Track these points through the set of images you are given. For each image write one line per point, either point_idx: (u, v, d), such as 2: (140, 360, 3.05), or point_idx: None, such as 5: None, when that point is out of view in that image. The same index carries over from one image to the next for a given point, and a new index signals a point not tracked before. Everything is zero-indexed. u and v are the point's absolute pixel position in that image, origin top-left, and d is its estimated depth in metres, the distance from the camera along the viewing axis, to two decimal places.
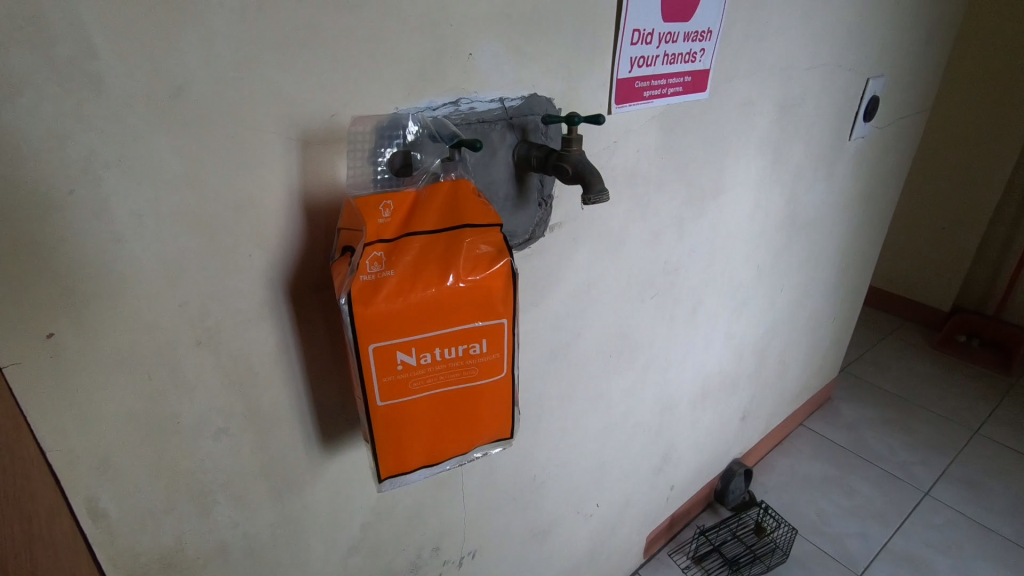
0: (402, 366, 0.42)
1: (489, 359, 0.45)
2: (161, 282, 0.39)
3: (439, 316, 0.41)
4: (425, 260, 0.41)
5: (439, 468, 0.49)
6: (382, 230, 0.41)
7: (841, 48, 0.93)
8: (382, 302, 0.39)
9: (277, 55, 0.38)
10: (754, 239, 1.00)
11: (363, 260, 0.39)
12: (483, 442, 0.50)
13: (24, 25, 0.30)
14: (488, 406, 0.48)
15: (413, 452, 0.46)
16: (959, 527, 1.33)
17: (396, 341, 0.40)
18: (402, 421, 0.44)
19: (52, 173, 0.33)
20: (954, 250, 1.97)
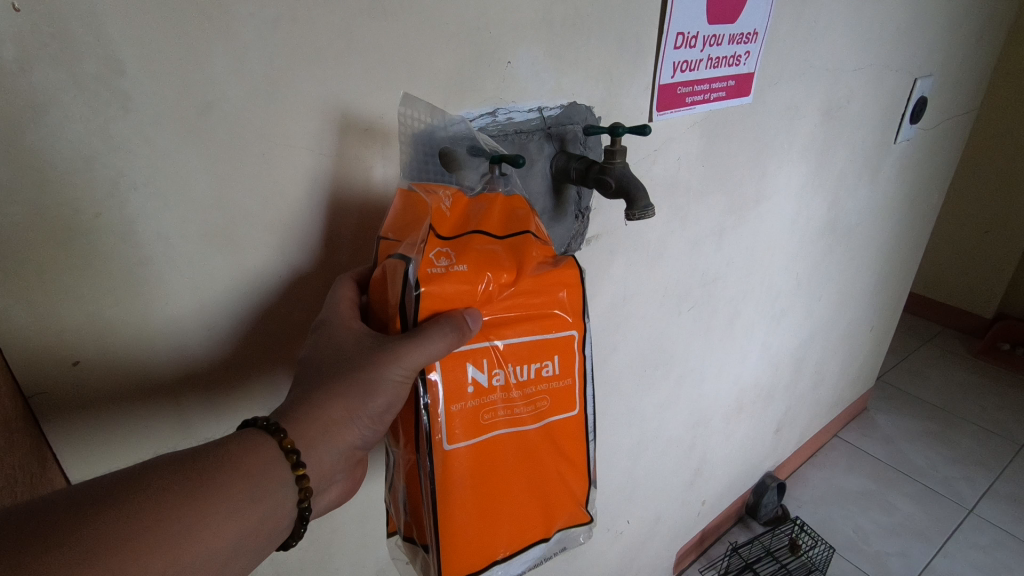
0: (472, 388, 0.38)
1: (565, 380, 0.42)
2: (193, 303, 0.37)
3: (510, 320, 0.39)
4: (493, 259, 0.38)
5: (514, 534, 0.42)
6: (442, 224, 0.38)
7: (890, 47, 0.89)
8: (448, 300, 0.36)
9: (310, 66, 0.36)
10: (795, 246, 0.96)
11: (430, 253, 0.36)
12: (561, 493, 0.44)
13: (49, 42, 0.28)
14: (563, 447, 0.44)
15: (484, 512, 0.40)
16: (1007, 548, 1.27)
17: (468, 348, 0.37)
18: (474, 464, 0.39)
19: (77, 197, 0.31)
20: (999, 255, 1.89)
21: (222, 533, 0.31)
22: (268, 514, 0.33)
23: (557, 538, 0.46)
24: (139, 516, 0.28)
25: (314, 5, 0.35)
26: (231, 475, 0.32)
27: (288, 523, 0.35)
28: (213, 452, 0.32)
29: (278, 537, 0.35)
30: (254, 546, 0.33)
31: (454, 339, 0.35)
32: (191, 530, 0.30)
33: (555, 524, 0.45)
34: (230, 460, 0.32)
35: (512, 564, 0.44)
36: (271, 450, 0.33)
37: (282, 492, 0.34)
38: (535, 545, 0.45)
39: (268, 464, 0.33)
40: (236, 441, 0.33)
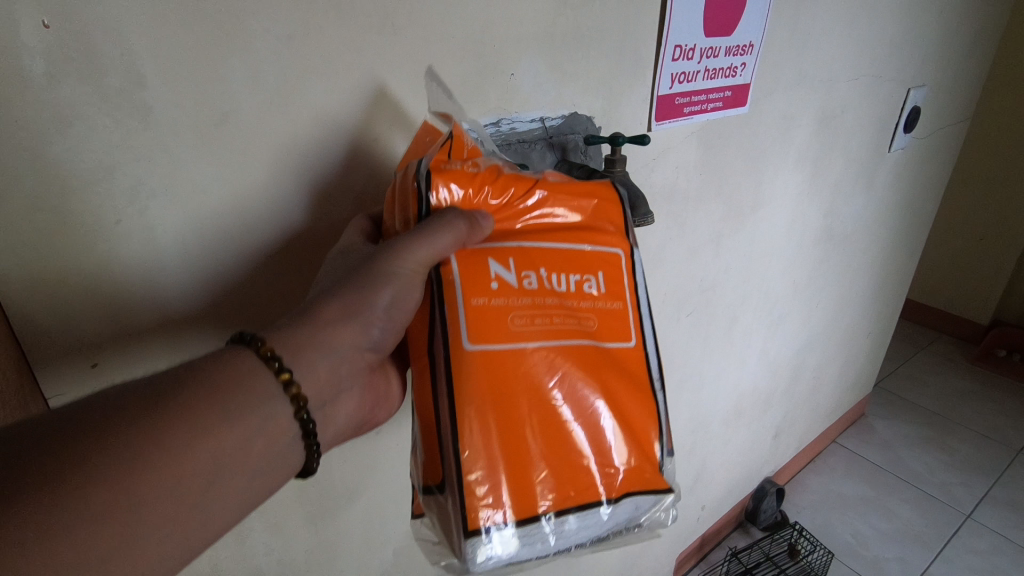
0: (499, 285, 0.35)
1: (608, 302, 0.39)
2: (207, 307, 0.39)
3: (538, 230, 0.38)
4: (516, 176, 0.38)
5: (567, 482, 0.36)
6: (463, 145, 0.39)
7: (883, 57, 0.91)
8: (464, 201, 0.36)
9: (320, 79, 0.38)
10: (792, 253, 0.97)
11: (446, 157, 0.37)
12: (620, 443, 0.38)
13: (76, 57, 0.29)
14: (623, 383, 0.39)
15: (519, 446, 0.35)
16: (1005, 553, 1.27)
17: (490, 246, 0.36)
18: (512, 377, 0.35)
19: (99, 204, 0.32)
20: (994, 262, 1.91)
21: (200, 455, 0.29)
22: (254, 433, 0.31)
23: (626, 509, 0.38)
24: (94, 445, 0.27)
25: (326, 19, 0.36)
26: (211, 391, 0.30)
27: (292, 439, 0.33)
28: (177, 373, 0.30)
29: (285, 458, 0.33)
30: (252, 466, 0.32)
31: (467, 218, 0.34)
32: (160, 457, 0.28)
33: (617, 485, 0.38)
34: (196, 379, 0.30)
35: (563, 527, 0.36)
36: (249, 363, 0.32)
37: (270, 407, 0.32)
38: (595, 507, 0.37)
39: (252, 381, 0.32)
40: (218, 357, 0.32)
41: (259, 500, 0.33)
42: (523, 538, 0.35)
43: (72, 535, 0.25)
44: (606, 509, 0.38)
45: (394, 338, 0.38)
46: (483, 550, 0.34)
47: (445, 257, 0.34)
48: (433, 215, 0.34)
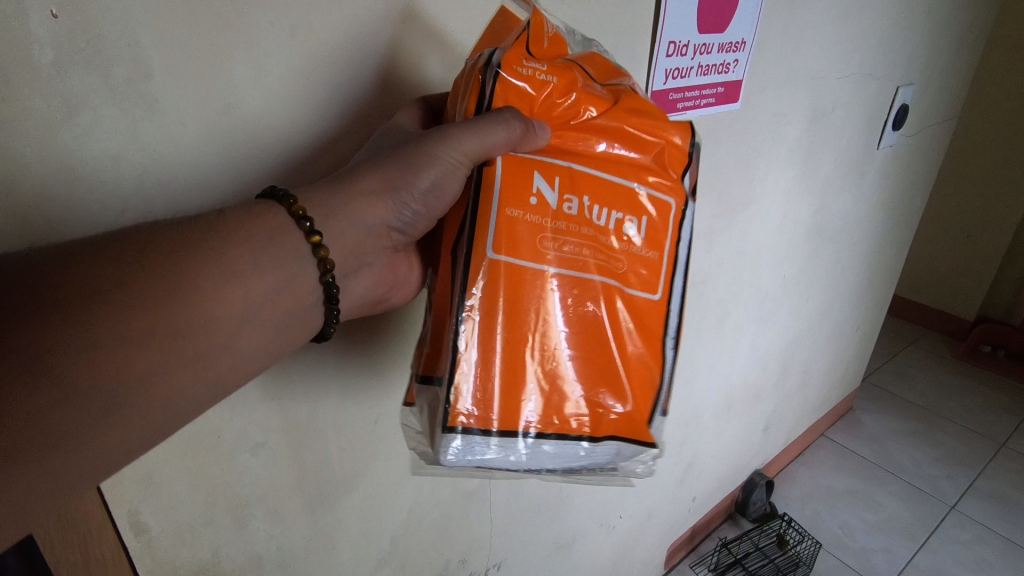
0: (535, 202, 0.37)
1: (646, 248, 0.40)
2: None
3: (596, 153, 0.39)
4: (589, 89, 0.39)
5: (559, 406, 0.39)
6: (542, 45, 0.39)
7: (873, 57, 0.92)
8: (528, 106, 0.38)
9: (322, 71, 0.38)
10: (782, 249, 0.99)
11: (522, 54, 0.38)
12: (615, 381, 0.40)
13: (85, 47, 0.30)
14: (634, 328, 0.41)
15: (517, 362, 0.38)
16: (988, 543, 1.30)
17: (541, 161, 0.38)
18: (521, 291, 0.37)
19: (105, 193, 0.33)
20: (980, 259, 1.94)
21: (230, 296, 0.34)
22: (280, 285, 0.36)
23: (606, 450, 0.41)
24: (136, 275, 0.31)
25: (328, 12, 0.37)
26: (243, 241, 0.35)
27: (313, 300, 0.38)
28: (213, 219, 0.34)
29: (309, 316, 0.38)
30: (278, 317, 0.36)
31: (520, 123, 0.36)
32: (195, 288, 0.33)
33: (605, 426, 0.40)
34: (231, 228, 0.34)
35: (537, 450, 0.39)
36: (281, 219, 0.36)
37: (297, 266, 0.36)
38: (572, 440, 0.40)
39: (283, 240, 0.36)
40: (252, 210, 0.35)
41: (282, 354, 0.37)
42: (497, 450, 0.38)
43: (111, 341, 0.30)
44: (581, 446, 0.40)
45: (423, 225, 0.41)
46: (445, 445, 0.37)
47: (493, 157, 0.37)
48: (496, 112, 0.36)
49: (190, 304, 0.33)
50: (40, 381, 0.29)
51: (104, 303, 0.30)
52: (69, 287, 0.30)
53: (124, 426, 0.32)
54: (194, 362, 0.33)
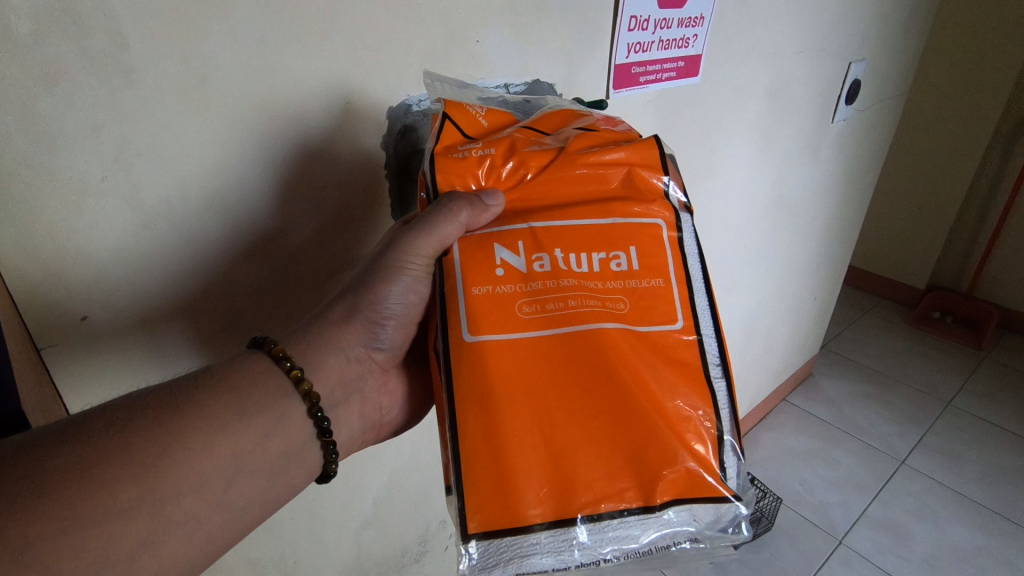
0: (502, 272, 0.41)
1: (640, 277, 0.42)
2: (197, 296, 0.42)
3: (554, 209, 0.42)
4: (527, 147, 0.44)
5: (596, 480, 0.38)
6: (472, 124, 0.44)
7: (826, 32, 0.96)
8: (476, 181, 0.43)
9: (297, 43, 0.39)
10: (743, 219, 1.03)
11: (455, 143, 0.43)
12: (659, 445, 0.39)
13: (62, 17, 0.31)
14: (659, 372, 0.41)
15: (532, 439, 0.38)
16: (934, 493, 1.40)
17: (496, 232, 0.42)
18: (514, 362, 0.39)
19: (85, 161, 0.34)
20: (931, 229, 2.03)
21: (224, 448, 0.37)
22: (270, 428, 0.40)
23: (677, 515, 0.39)
24: (137, 431, 0.34)
25: None
26: (232, 391, 0.38)
27: (307, 437, 0.42)
28: (203, 373, 0.38)
29: (302, 455, 0.42)
30: (270, 462, 0.40)
31: (466, 204, 0.41)
32: (193, 444, 0.36)
33: (666, 493, 0.39)
34: (218, 381, 0.38)
35: (589, 535, 0.38)
36: (264, 364, 0.40)
37: (284, 405, 0.40)
38: (626, 516, 0.39)
39: (270, 385, 0.40)
40: (240, 361, 0.40)
41: (278, 497, 0.41)
42: (544, 543, 0.38)
43: (115, 494, 0.33)
44: (638, 518, 0.39)
45: (399, 337, 0.47)
46: (466, 556, 0.38)
47: (449, 245, 0.42)
48: (439, 202, 0.41)
49: (189, 459, 0.36)
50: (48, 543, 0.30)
51: (109, 461, 0.33)
52: (75, 457, 0.32)
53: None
54: (194, 517, 0.36)
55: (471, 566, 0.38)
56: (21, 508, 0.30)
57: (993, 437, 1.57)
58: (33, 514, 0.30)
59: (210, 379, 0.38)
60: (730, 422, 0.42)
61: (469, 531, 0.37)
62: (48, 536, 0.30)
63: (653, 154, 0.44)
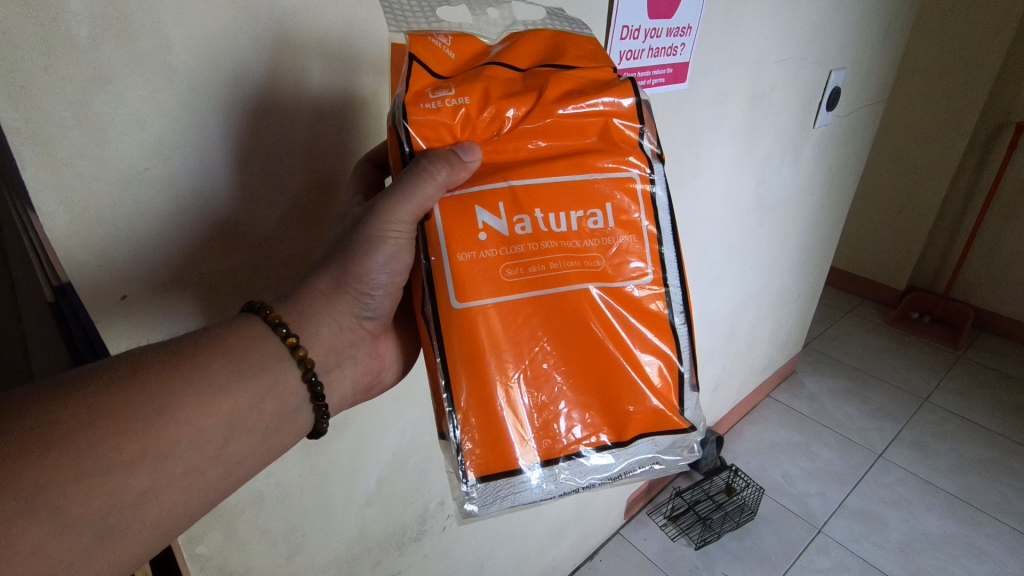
0: (485, 235, 0.41)
1: (615, 234, 0.43)
2: (223, 276, 0.46)
3: (533, 164, 0.42)
4: (501, 92, 0.42)
5: (574, 418, 0.44)
6: (439, 62, 0.42)
7: (807, 42, 1.01)
8: (450, 132, 0.41)
9: (316, 47, 0.44)
10: (727, 218, 1.08)
11: (425, 89, 0.40)
12: (628, 390, 0.45)
13: (114, 24, 0.35)
14: (629, 328, 0.44)
15: (517, 391, 0.42)
16: (909, 484, 1.46)
17: (475, 192, 0.40)
18: (499, 323, 0.41)
19: (129, 153, 0.38)
20: (910, 232, 2.10)
21: (220, 407, 0.38)
22: (266, 390, 0.40)
23: (642, 446, 0.46)
24: (133, 387, 0.35)
25: None
26: (227, 354, 0.39)
27: (301, 400, 0.43)
28: (200, 335, 0.39)
29: (294, 418, 0.43)
30: (264, 421, 0.41)
31: (445, 165, 0.39)
32: (191, 402, 0.37)
33: (633, 427, 0.45)
34: (215, 343, 0.39)
35: (570, 468, 0.44)
36: (258, 330, 0.41)
37: (279, 369, 0.41)
38: (601, 451, 0.45)
39: (264, 349, 0.41)
40: (236, 323, 0.40)
41: (272, 452, 0.42)
42: (535, 479, 0.43)
43: (111, 448, 0.34)
44: (612, 452, 0.45)
45: (387, 303, 0.46)
46: (470, 500, 0.42)
47: (428, 209, 0.40)
48: (415, 163, 0.39)
49: (187, 417, 0.37)
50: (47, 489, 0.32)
51: (106, 416, 0.34)
52: (84, 412, 0.34)
53: (137, 536, 0.36)
54: (193, 470, 0.37)
55: (477, 509, 0.43)
56: (34, 454, 0.32)
57: (967, 432, 1.63)
58: (47, 461, 0.32)
59: (207, 341, 0.39)
60: (689, 358, 0.47)
61: (475, 476, 0.42)
62: (60, 481, 0.32)
63: (627, 99, 0.43)
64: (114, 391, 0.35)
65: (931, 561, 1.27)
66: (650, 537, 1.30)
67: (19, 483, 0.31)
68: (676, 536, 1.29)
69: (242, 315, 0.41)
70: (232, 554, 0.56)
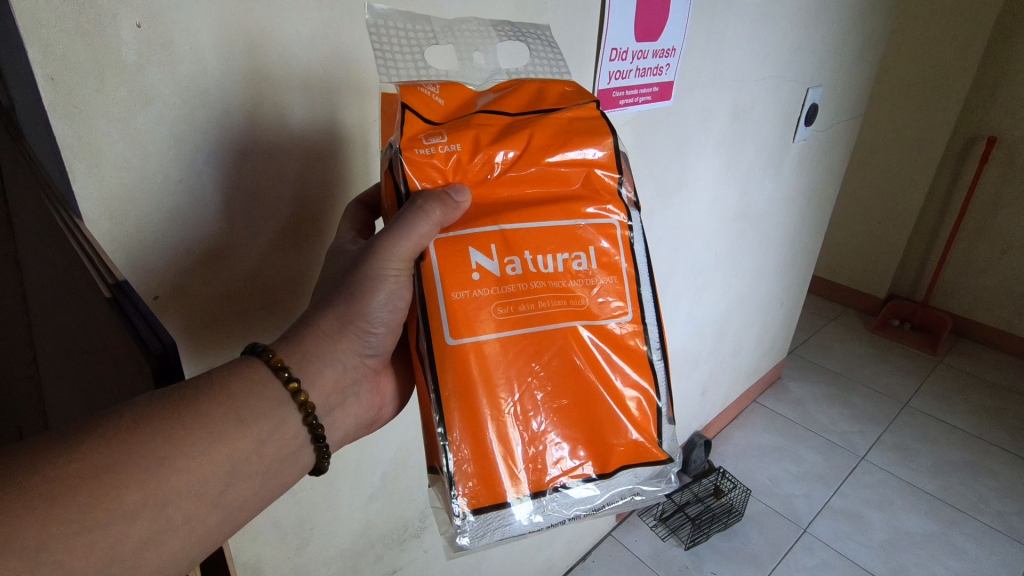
0: (478, 275, 0.43)
1: (598, 276, 0.46)
2: (238, 280, 0.49)
3: (520, 208, 0.45)
4: (491, 137, 0.44)
5: (560, 454, 0.45)
6: (431, 109, 0.45)
7: (784, 61, 1.07)
8: (442, 176, 0.43)
9: (333, 70, 0.49)
10: (712, 228, 1.13)
11: (419, 135, 0.43)
12: (610, 425, 0.46)
13: (158, 50, 0.39)
14: (613, 362, 0.47)
15: (506, 425, 0.44)
16: (890, 485, 1.50)
17: (468, 235, 0.43)
18: (489, 360, 0.43)
19: (166, 166, 0.42)
20: (889, 242, 2.17)
21: (222, 451, 0.36)
22: (267, 434, 0.39)
23: (624, 478, 0.48)
24: (133, 435, 0.33)
25: (339, 23, 0.47)
26: (229, 397, 0.38)
27: (300, 440, 0.41)
28: (200, 379, 0.37)
29: (295, 457, 0.41)
30: (264, 465, 0.39)
31: (442, 204, 0.42)
32: (195, 446, 0.35)
33: (615, 461, 0.47)
34: (217, 385, 0.38)
35: (556, 500, 0.45)
36: (260, 371, 0.40)
37: (280, 412, 0.40)
38: (585, 481, 0.46)
39: (267, 393, 0.39)
40: (235, 367, 0.39)
41: (272, 493, 0.41)
42: (522, 514, 0.44)
43: (114, 495, 0.32)
44: (596, 483, 0.47)
45: (389, 341, 0.47)
46: (462, 534, 0.43)
47: (424, 247, 0.43)
48: (411, 203, 0.41)
49: (190, 462, 0.35)
50: (52, 541, 0.29)
51: (110, 462, 0.32)
52: (87, 465, 0.31)
53: None
54: (193, 518, 0.35)
55: (469, 542, 0.44)
56: (31, 508, 0.29)
57: (945, 435, 1.68)
58: (45, 515, 0.29)
59: (209, 383, 0.37)
60: (668, 396, 0.49)
61: (468, 510, 0.43)
62: (64, 534, 0.30)
63: (606, 150, 0.47)
64: (115, 442, 0.32)
65: (911, 558, 1.31)
66: (641, 538, 1.33)
67: (17, 543, 0.28)
68: (666, 536, 1.33)
69: (243, 356, 0.40)
70: (244, 545, 0.59)
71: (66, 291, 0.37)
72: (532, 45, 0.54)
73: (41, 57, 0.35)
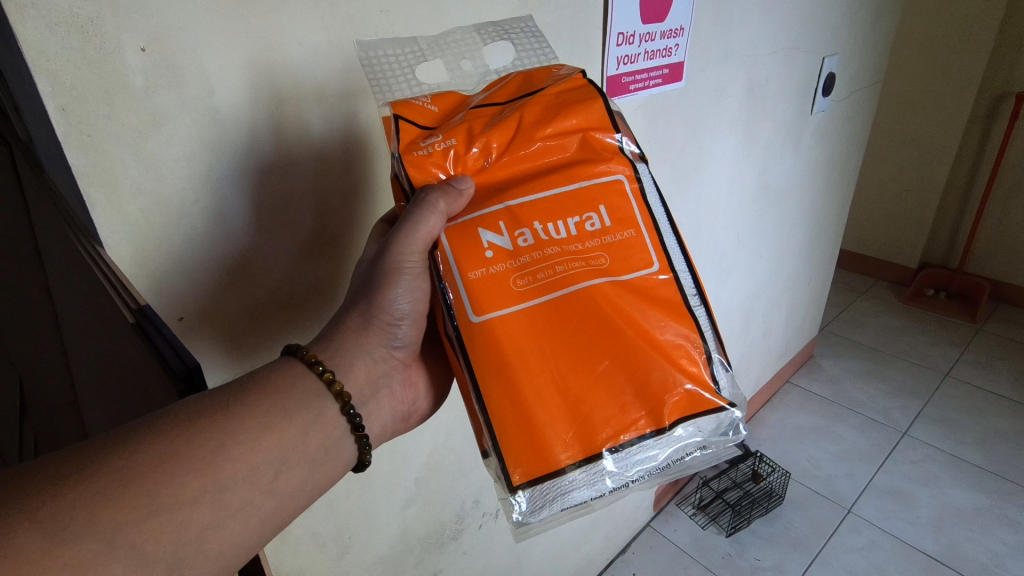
0: (492, 251, 0.43)
1: (614, 232, 0.45)
2: (261, 291, 0.49)
3: (526, 183, 0.44)
4: (484, 127, 0.44)
5: (609, 416, 0.43)
6: (424, 116, 0.45)
7: (797, 32, 1.04)
8: (443, 170, 0.43)
9: (342, 79, 0.48)
10: (732, 209, 1.10)
11: (416, 139, 0.43)
12: (654, 381, 0.44)
13: (165, 72, 0.39)
14: (646, 317, 0.45)
15: (545, 395, 0.42)
16: (936, 460, 1.46)
17: (475, 217, 0.43)
18: (514, 332, 0.42)
19: (181, 189, 0.42)
20: (918, 210, 2.11)
21: (270, 441, 0.37)
22: (310, 424, 0.39)
23: (684, 431, 0.45)
24: (180, 427, 0.33)
25: (343, 32, 0.47)
26: (272, 390, 0.38)
27: (343, 432, 0.41)
28: (242, 379, 0.38)
29: (339, 449, 0.41)
30: (311, 454, 0.39)
31: (446, 194, 0.42)
32: (244, 435, 0.35)
33: (670, 415, 0.44)
34: (259, 381, 0.38)
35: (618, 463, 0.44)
36: (298, 368, 0.40)
37: (319, 404, 0.40)
38: (642, 442, 0.44)
39: (306, 385, 0.39)
40: (275, 365, 0.40)
41: (320, 486, 0.40)
42: (579, 479, 0.43)
43: (174, 483, 0.32)
44: (653, 441, 0.44)
45: (415, 332, 0.46)
46: (517, 508, 0.42)
47: (436, 237, 0.43)
48: (415, 197, 0.41)
49: (242, 451, 0.35)
50: (121, 529, 0.30)
51: (168, 451, 0.32)
52: (147, 457, 0.32)
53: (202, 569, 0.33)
54: (250, 504, 0.35)
55: (524, 516, 0.43)
56: (102, 496, 0.30)
57: (991, 405, 1.63)
58: (116, 502, 0.30)
59: (251, 380, 0.38)
60: (713, 339, 0.47)
61: (519, 486, 0.42)
62: (134, 520, 0.30)
63: (598, 114, 0.46)
64: (171, 433, 0.33)
65: (963, 534, 1.27)
66: (680, 527, 1.31)
67: (92, 525, 0.29)
68: (706, 524, 1.31)
69: (281, 357, 0.40)
70: (285, 558, 0.60)
71: (94, 316, 0.37)
72: (516, 41, 0.53)
73: (50, 89, 0.35)
